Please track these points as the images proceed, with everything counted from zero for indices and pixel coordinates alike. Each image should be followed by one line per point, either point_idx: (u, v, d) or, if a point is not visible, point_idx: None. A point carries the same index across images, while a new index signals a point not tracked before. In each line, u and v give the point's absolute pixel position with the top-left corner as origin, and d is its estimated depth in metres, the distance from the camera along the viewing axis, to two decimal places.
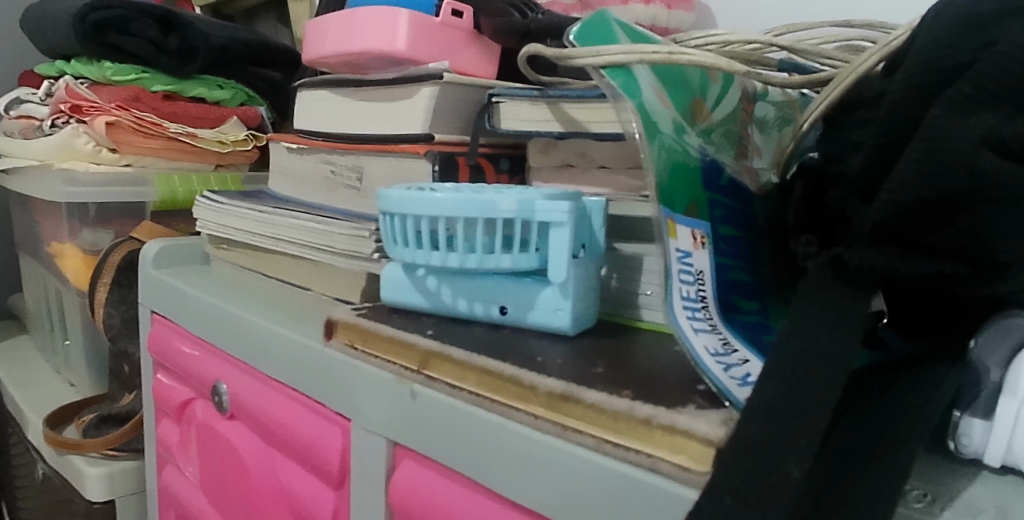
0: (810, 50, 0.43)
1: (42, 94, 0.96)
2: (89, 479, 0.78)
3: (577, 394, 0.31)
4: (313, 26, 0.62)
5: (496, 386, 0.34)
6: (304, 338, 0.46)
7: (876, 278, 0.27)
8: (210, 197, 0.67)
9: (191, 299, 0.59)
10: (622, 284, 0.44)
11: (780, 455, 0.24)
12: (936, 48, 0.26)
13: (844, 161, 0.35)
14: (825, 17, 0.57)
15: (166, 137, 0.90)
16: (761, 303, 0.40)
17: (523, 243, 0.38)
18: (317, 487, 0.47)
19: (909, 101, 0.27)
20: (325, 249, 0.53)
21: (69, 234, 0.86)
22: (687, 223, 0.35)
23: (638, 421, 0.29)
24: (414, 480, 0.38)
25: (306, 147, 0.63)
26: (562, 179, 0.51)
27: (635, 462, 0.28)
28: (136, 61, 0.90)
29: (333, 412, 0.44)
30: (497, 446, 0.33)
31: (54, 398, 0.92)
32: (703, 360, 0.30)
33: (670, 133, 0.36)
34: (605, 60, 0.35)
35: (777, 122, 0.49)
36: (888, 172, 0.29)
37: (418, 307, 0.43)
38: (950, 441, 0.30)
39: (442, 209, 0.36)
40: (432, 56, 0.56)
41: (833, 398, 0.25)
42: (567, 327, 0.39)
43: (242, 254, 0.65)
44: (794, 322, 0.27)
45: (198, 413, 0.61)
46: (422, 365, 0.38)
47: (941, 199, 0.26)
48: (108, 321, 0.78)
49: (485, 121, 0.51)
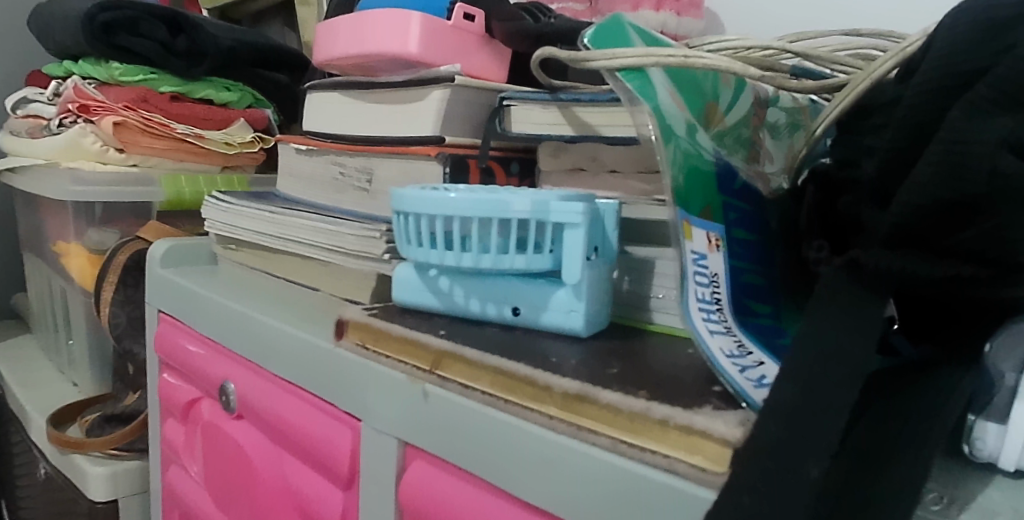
0: (823, 56, 0.43)
1: (50, 94, 0.97)
2: (93, 478, 0.78)
3: (592, 395, 0.31)
4: (323, 28, 0.62)
5: (510, 386, 0.34)
6: (314, 338, 0.46)
7: (894, 281, 0.27)
8: (219, 198, 0.67)
9: (200, 298, 0.59)
10: (633, 286, 0.44)
11: (799, 455, 0.24)
12: (953, 53, 0.27)
13: (859, 165, 0.36)
14: (835, 25, 0.57)
15: (173, 138, 0.90)
16: (774, 307, 0.40)
17: (537, 244, 0.38)
18: (326, 488, 0.47)
19: (928, 105, 0.27)
20: (335, 249, 0.53)
21: (76, 234, 0.86)
22: (702, 225, 0.35)
23: (655, 421, 0.29)
24: (425, 480, 0.38)
25: (316, 148, 0.63)
26: (573, 183, 0.51)
27: (651, 462, 0.28)
28: (144, 61, 0.90)
29: (343, 412, 0.44)
30: (510, 446, 0.33)
31: (57, 397, 0.92)
32: (719, 361, 0.30)
33: (685, 136, 0.36)
34: (621, 62, 0.35)
35: (788, 128, 0.49)
36: (904, 177, 0.29)
37: (429, 308, 0.43)
38: (963, 445, 0.32)
39: (456, 209, 0.36)
40: (443, 58, 0.57)
41: (850, 399, 0.25)
42: (580, 328, 0.39)
43: (250, 254, 0.65)
44: (810, 323, 0.27)
45: (205, 413, 0.61)
46: (434, 365, 0.38)
47: (962, 201, 0.26)
48: (114, 320, 0.78)
49: (496, 124, 0.52)
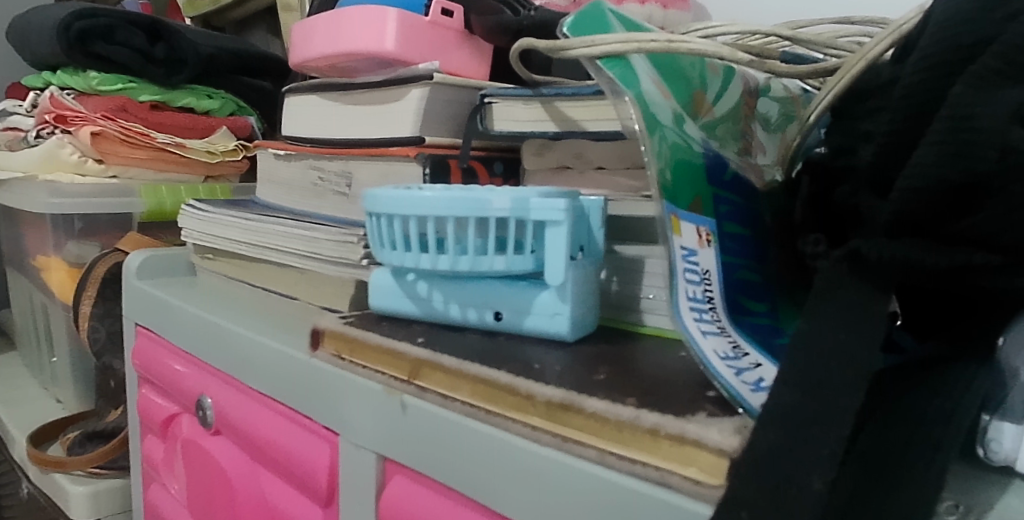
0: (817, 40, 0.42)
1: (29, 105, 0.94)
2: (73, 499, 0.75)
3: (578, 403, 0.29)
4: (299, 28, 0.60)
5: (491, 395, 0.32)
6: (289, 350, 0.44)
7: (897, 273, 0.25)
8: (195, 205, 0.65)
9: (176, 311, 0.57)
10: (622, 287, 0.42)
11: (803, 467, 0.22)
12: (953, 25, 0.25)
13: (853, 152, 0.34)
14: (824, 12, 0.56)
15: (153, 148, 0.87)
16: (771, 305, 0.38)
17: (518, 244, 0.36)
18: (305, 506, 0.45)
19: (929, 82, 0.26)
20: (313, 256, 0.51)
21: (55, 248, 0.83)
22: (691, 219, 0.34)
23: (644, 431, 0.27)
24: (405, 498, 0.36)
25: (293, 153, 0.61)
26: (558, 182, 0.49)
27: (642, 475, 0.26)
28: (123, 70, 0.88)
29: (321, 426, 0.42)
30: (492, 461, 0.31)
31: (39, 414, 0.89)
32: (713, 364, 0.28)
33: (672, 126, 0.34)
34: (602, 50, 0.33)
35: (781, 118, 0.47)
36: (904, 161, 0.28)
37: (408, 314, 0.41)
38: (978, 448, 0.30)
39: (431, 208, 0.34)
40: (421, 56, 0.55)
41: (857, 405, 0.23)
42: (566, 332, 0.37)
43: (227, 264, 0.63)
44: (809, 321, 0.25)
45: (183, 429, 0.59)
46: (413, 374, 0.36)
47: (969, 181, 0.24)
48: (93, 335, 0.76)
49: (478, 122, 0.49)
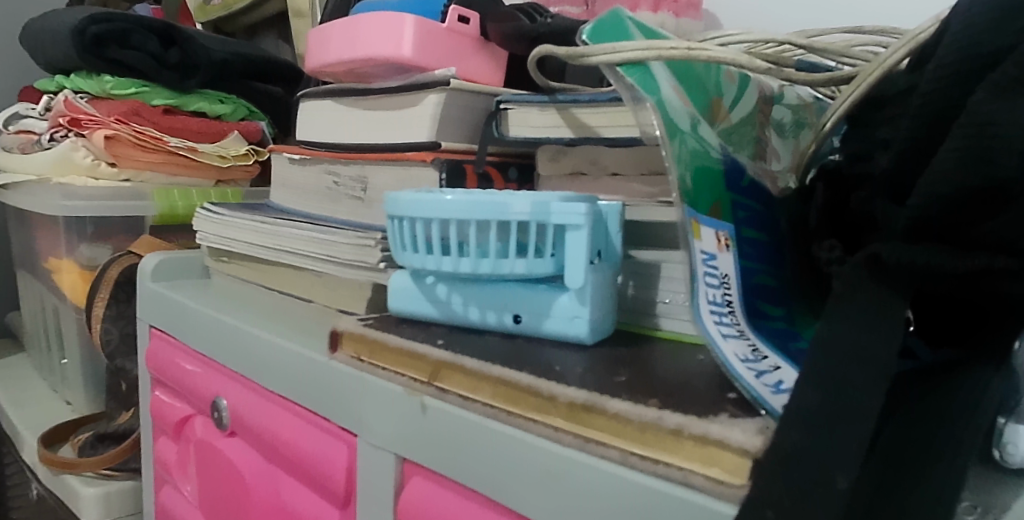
0: (833, 49, 0.42)
1: (42, 109, 0.95)
2: (83, 499, 0.75)
3: (601, 404, 0.29)
4: (316, 34, 0.60)
5: (511, 396, 0.33)
6: (307, 351, 0.44)
7: (917, 278, 0.25)
8: (211, 209, 0.65)
9: (192, 313, 0.58)
10: (638, 292, 0.43)
11: (826, 466, 0.23)
12: (974, 35, 0.25)
13: (871, 158, 0.34)
14: (835, 21, 0.56)
15: (165, 151, 0.87)
16: (786, 310, 0.38)
17: (537, 249, 0.37)
18: (321, 507, 0.45)
19: (949, 89, 0.26)
20: (329, 260, 0.51)
21: (67, 250, 0.84)
22: (711, 224, 0.34)
23: (668, 432, 0.27)
24: (425, 497, 0.36)
25: (309, 157, 0.61)
26: (573, 188, 0.50)
27: (665, 476, 0.27)
28: (136, 75, 0.89)
29: (338, 427, 0.43)
30: (515, 461, 0.31)
31: (49, 416, 0.90)
32: (734, 366, 0.29)
33: (690, 132, 0.35)
34: (623, 57, 0.33)
35: (794, 125, 0.48)
36: (923, 167, 0.28)
37: (426, 317, 0.42)
38: (994, 450, 0.31)
39: (453, 212, 0.34)
40: (437, 62, 0.55)
41: (878, 404, 0.24)
42: (585, 335, 0.37)
43: (242, 267, 0.63)
44: (830, 325, 0.26)
45: (198, 430, 0.59)
46: (433, 376, 0.36)
47: (990, 187, 0.25)
48: (105, 337, 0.76)
49: (493, 128, 0.50)
